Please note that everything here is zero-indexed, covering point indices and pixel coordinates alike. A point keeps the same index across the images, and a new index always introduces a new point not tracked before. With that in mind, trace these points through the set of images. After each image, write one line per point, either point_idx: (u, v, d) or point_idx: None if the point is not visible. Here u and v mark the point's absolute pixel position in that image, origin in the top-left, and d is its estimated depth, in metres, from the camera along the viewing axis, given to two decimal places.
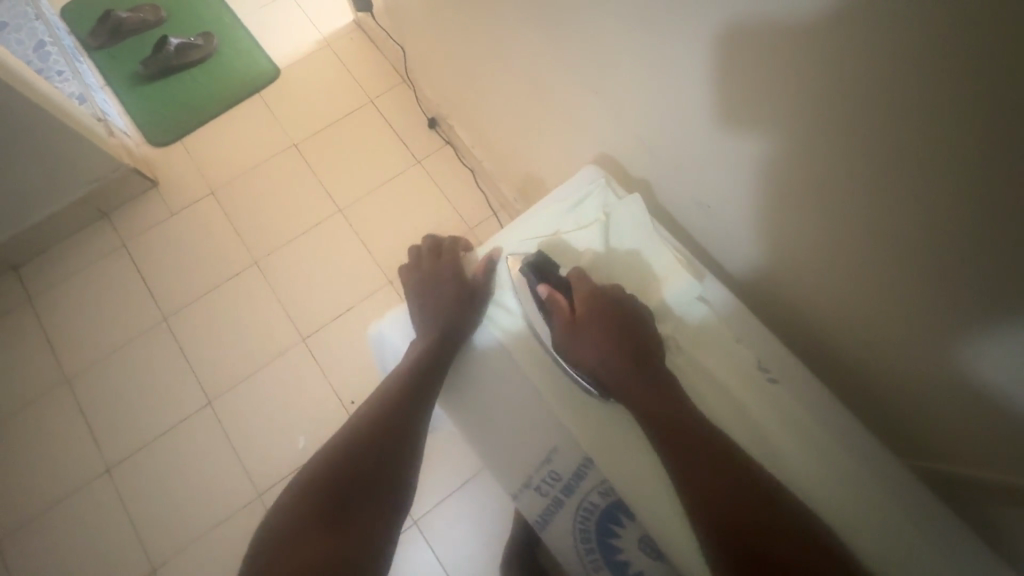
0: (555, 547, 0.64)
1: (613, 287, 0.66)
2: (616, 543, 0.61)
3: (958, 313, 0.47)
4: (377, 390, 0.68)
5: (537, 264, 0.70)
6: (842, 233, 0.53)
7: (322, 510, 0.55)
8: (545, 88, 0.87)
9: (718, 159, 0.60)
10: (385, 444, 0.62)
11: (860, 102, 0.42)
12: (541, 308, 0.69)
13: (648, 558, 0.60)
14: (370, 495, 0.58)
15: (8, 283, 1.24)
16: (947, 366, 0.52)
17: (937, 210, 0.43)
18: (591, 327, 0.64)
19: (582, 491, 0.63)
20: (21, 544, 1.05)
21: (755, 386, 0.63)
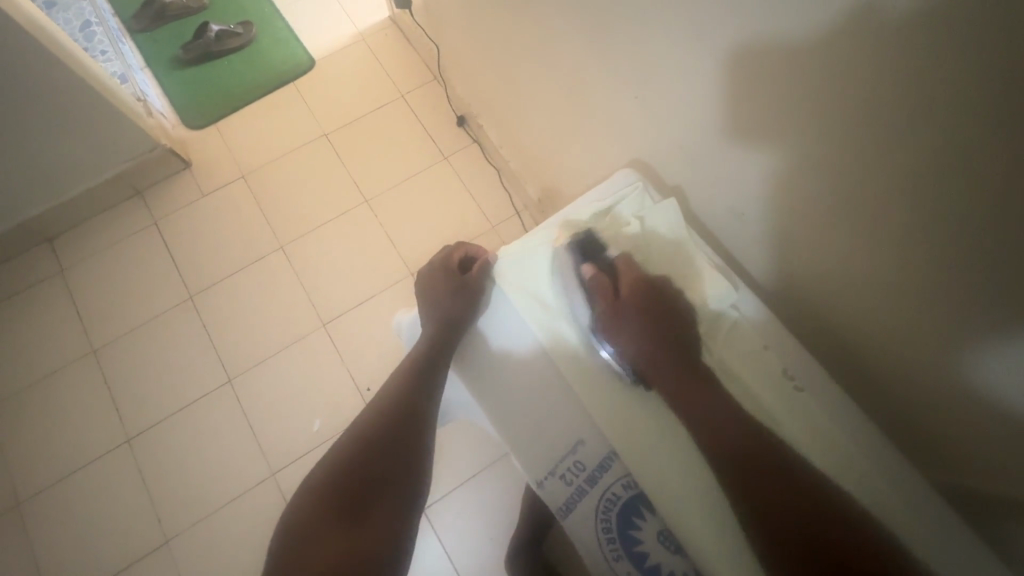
0: (576, 537, 0.58)
1: (660, 281, 0.62)
2: (636, 536, 0.56)
3: (1010, 319, 0.43)
4: (385, 386, 0.66)
5: (583, 242, 0.65)
6: (888, 229, 0.49)
7: (335, 510, 0.55)
8: (571, 85, 0.84)
9: (755, 150, 0.57)
10: (387, 450, 0.59)
11: (920, 81, 0.39)
12: (582, 289, 0.63)
13: (672, 554, 0.55)
14: (374, 503, 0.56)
15: (46, 253, 1.29)
16: (1001, 393, 0.47)
17: (999, 202, 0.39)
18: (632, 304, 0.60)
19: (605, 482, 0.57)
20: (45, 504, 1.08)
21: (781, 394, 0.58)
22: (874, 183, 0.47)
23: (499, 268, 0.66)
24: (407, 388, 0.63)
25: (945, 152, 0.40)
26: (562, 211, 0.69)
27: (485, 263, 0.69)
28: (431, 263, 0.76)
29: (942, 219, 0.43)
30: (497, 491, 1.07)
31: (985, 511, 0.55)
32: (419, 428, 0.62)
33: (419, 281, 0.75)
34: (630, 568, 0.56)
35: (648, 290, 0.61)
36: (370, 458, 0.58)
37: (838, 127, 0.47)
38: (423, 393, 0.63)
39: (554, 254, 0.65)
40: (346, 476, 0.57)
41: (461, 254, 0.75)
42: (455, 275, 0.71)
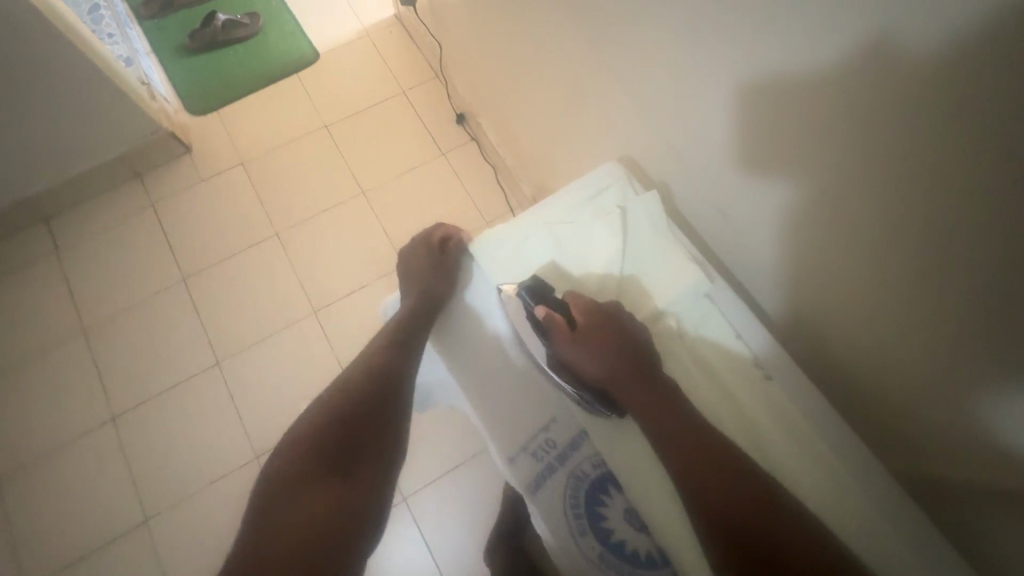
0: (542, 517, 0.58)
1: (609, 307, 0.58)
2: (602, 512, 0.57)
3: (961, 310, 0.44)
4: (365, 351, 0.67)
5: (532, 288, 0.60)
6: (850, 220, 0.49)
7: (316, 466, 0.55)
8: (567, 83, 0.85)
9: (731, 144, 0.58)
10: (368, 416, 0.60)
11: (871, 80, 0.41)
12: (541, 333, 0.59)
13: (637, 530, 0.56)
14: (356, 459, 0.58)
15: (41, 231, 1.30)
16: (954, 383, 0.48)
17: (943, 196, 0.40)
18: (591, 339, 0.56)
19: (576, 460, 0.59)
20: (26, 479, 1.08)
21: (750, 383, 0.59)
22: (845, 179, 0.47)
23: (492, 296, 0.65)
24: (389, 358, 0.64)
25: (905, 153, 0.41)
26: (541, 202, 0.68)
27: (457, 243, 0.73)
28: (412, 243, 0.77)
29: (900, 214, 0.44)
30: (480, 483, 1.08)
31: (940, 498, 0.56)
32: (398, 399, 0.63)
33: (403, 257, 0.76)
34: (594, 542, 0.57)
35: (601, 318, 0.57)
36: (355, 416, 0.59)
37: (816, 123, 0.47)
38: (406, 363, 0.64)
39: (509, 305, 0.62)
40: (328, 438, 0.57)
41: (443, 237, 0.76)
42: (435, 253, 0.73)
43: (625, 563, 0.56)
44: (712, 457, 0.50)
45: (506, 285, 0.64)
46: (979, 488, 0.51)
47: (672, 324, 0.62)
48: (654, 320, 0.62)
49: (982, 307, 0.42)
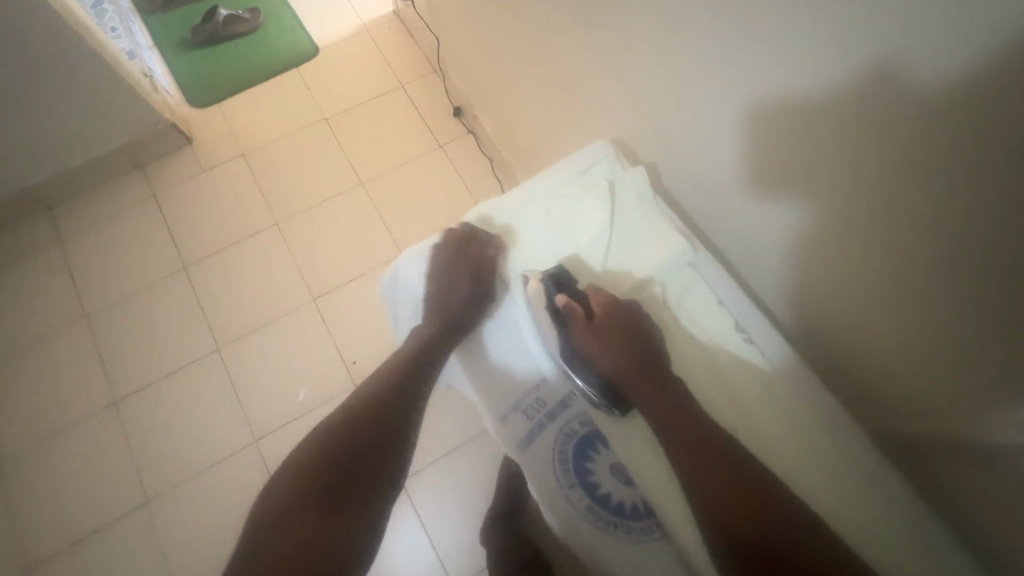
0: (531, 475, 0.59)
1: (625, 305, 0.61)
2: (589, 467, 0.58)
3: (928, 264, 0.47)
4: (378, 372, 0.67)
5: (554, 275, 0.62)
6: (828, 190, 0.52)
7: (313, 493, 0.55)
8: (560, 70, 0.88)
9: (715, 122, 0.61)
10: (376, 439, 0.60)
11: (843, 46, 0.44)
12: (556, 320, 0.61)
13: (623, 484, 0.58)
14: (354, 488, 0.57)
15: (44, 220, 1.32)
16: (923, 336, 0.51)
17: (911, 154, 0.43)
18: (606, 332, 0.59)
19: (565, 418, 0.60)
20: (28, 462, 1.10)
21: (731, 348, 0.62)
22: (822, 146, 0.50)
23: (513, 283, 0.65)
24: (400, 380, 0.64)
25: (875, 115, 0.44)
26: (533, 178, 0.69)
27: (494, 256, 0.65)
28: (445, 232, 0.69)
29: (870, 176, 0.47)
30: (476, 464, 1.10)
31: (911, 451, 0.59)
32: (407, 422, 0.63)
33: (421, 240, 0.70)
34: (583, 496, 0.57)
35: (618, 315, 0.60)
36: (357, 442, 0.59)
37: (795, 90, 0.50)
38: (417, 385, 0.64)
39: (528, 293, 0.62)
40: (333, 462, 0.58)
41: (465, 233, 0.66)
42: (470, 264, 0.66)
43: (612, 515, 0.56)
44: (722, 467, 0.51)
45: (529, 271, 0.64)
46: (943, 438, 0.54)
47: (659, 292, 0.64)
48: (639, 288, 0.65)
49: (949, 261, 0.45)
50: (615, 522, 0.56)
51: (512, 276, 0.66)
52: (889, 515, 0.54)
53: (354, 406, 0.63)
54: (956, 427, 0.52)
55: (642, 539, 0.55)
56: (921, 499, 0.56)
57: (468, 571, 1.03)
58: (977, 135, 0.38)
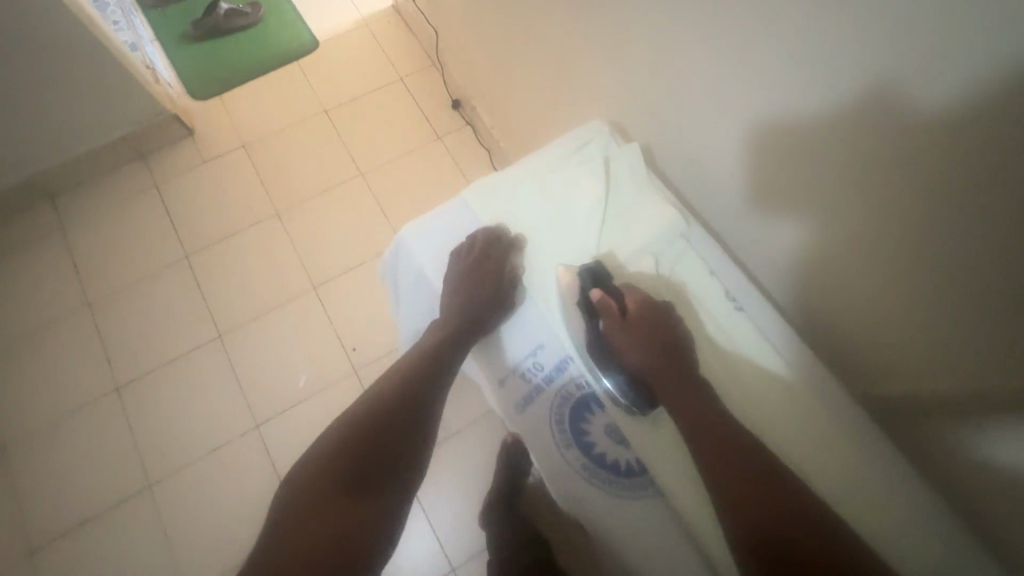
0: (528, 435, 0.60)
1: (661, 307, 0.60)
2: (585, 428, 0.59)
3: (911, 226, 0.47)
4: (393, 369, 0.65)
5: (593, 271, 0.61)
6: (815, 158, 0.53)
7: (323, 498, 0.54)
8: (557, 57, 0.90)
9: (705, 100, 0.62)
10: (394, 440, 0.58)
11: (824, 16, 0.45)
12: (588, 315, 0.60)
13: (617, 444, 0.58)
14: (367, 492, 0.55)
15: (46, 210, 1.33)
16: (910, 300, 0.51)
17: (893, 119, 0.44)
18: (641, 331, 0.58)
19: (562, 381, 0.61)
20: (32, 447, 1.11)
21: (725, 316, 0.62)
22: (809, 116, 0.51)
23: (548, 275, 0.64)
24: (420, 380, 0.62)
25: (856, 83, 0.45)
26: (531, 155, 0.71)
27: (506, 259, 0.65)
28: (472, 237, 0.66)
29: (855, 143, 0.48)
30: (475, 448, 1.11)
31: (900, 418, 0.58)
32: (425, 423, 0.61)
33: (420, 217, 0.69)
34: (578, 455, 0.58)
35: (654, 315, 0.59)
36: (370, 442, 0.57)
37: (779, 63, 0.51)
38: (437, 384, 0.63)
39: (562, 286, 0.62)
40: (349, 463, 0.56)
41: (485, 240, 0.65)
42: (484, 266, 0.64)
43: (607, 474, 0.57)
44: (747, 469, 0.49)
45: (564, 265, 0.63)
46: (932, 404, 0.53)
47: (649, 264, 0.64)
48: (632, 261, 0.64)
49: (931, 223, 0.45)
50: (611, 479, 0.57)
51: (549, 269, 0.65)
52: (880, 481, 0.55)
53: (371, 404, 0.61)
54: (943, 391, 0.52)
55: (638, 495, 0.56)
56: (912, 466, 0.56)
57: (466, 553, 1.04)
58: (954, 95, 0.39)
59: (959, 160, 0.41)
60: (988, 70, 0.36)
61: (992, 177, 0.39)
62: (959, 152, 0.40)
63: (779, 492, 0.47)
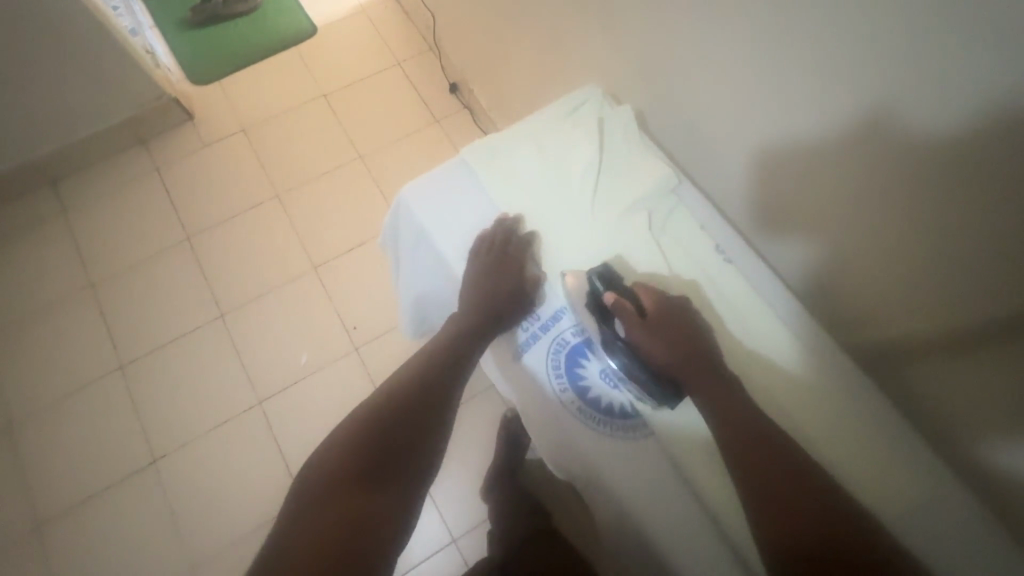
0: (527, 378, 0.63)
1: (677, 302, 0.58)
2: (581, 373, 0.61)
3: (893, 171, 0.50)
4: (407, 367, 0.61)
5: (601, 274, 0.60)
6: (805, 109, 0.55)
7: (338, 493, 0.48)
8: (551, 31, 0.91)
9: (699, 62, 0.64)
10: (407, 432, 0.54)
11: None
12: (603, 318, 0.59)
13: (612, 386, 0.60)
14: (384, 487, 0.50)
15: (48, 194, 1.34)
16: (890, 247, 0.54)
17: (879, 66, 0.46)
18: (660, 329, 0.56)
19: (559, 328, 0.63)
20: (37, 424, 1.13)
21: (716, 267, 0.65)
22: (799, 69, 0.53)
23: (553, 282, 0.65)
24: (431, 373, 0.59)
25: (844, 34, 0.48)
26: (526, 119, 0.73)
27: (522, 252, 0.64)
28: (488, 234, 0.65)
29: (843, 94, 0.51)
30: (475, 421, 1.13)
31: (881, 364, 0.61)
32: (441, 413, 0.58)
33: (419, 177, 0.69)
34: (574, 398, 0.60)
35: (670, 313, 0.57)
36: (387, 435, 0.53)
37: (769, 20, 0.53)
38: (449, 375, 0.60)
39: (570, 293, 0.62)
40: (358, 459, 0.51)
41: (506, 236, 0.64)
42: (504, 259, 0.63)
43: (601, 415, 0.59)
44: (781, 480, 0.47)
45: (567, 270, 0.64)
46: (913, 347, 0.56)
47: (643, 219, 0.66)
48: (627, 217, 0.66)
49: (911, 167, 0.48)
50: (604, 420, 0.59)
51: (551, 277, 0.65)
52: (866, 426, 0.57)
53: (381, 399, 0.57)
54: (922, 332, 0.55)
55: (631, 436, 0.58)
56: (895, 410, 0.59)
57: (466, 524, 1.06)
58: (935, 41, 0.41)
59: (943, 106, 0.43)
60: (969, 11, 0.39)
61: (971, 116, 0.42)
62: (940, 98, 0.43)
63: (813, 504, 0.45)
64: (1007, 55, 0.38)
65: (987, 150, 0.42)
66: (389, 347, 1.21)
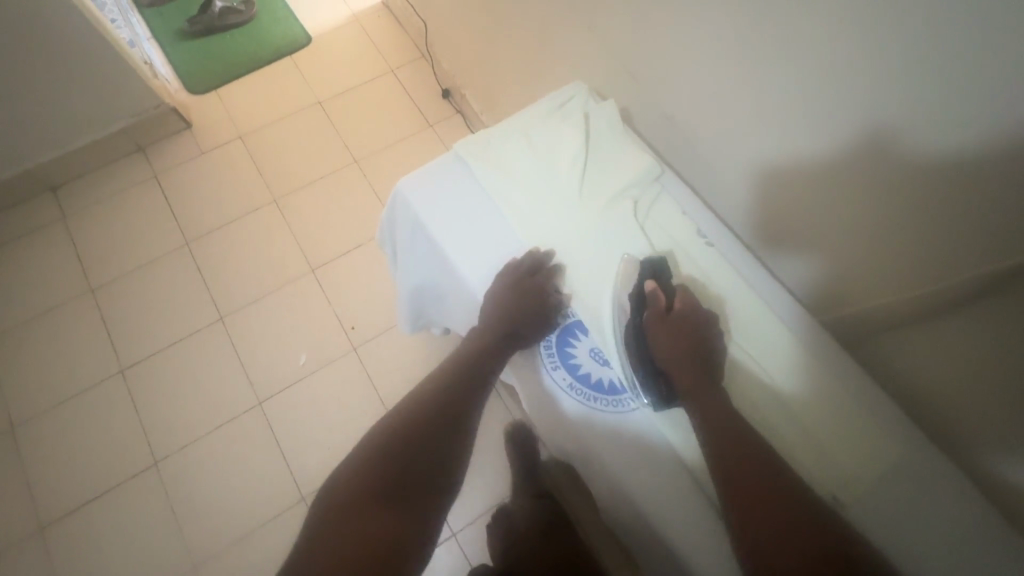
0: (522, 357, 0.67)
1: (706, 315, 0.61)
2: (571, 350, 0.65)
3: (872, 149, 0.53)
4: (430, 381, 0.62)
5: (652, 264, 0.64)
6: (785, 96, 0.59)
7: (364, 506, 0.49)
8: (540, 34, 0.95)
9: (683, 56, 0.68)
10: (431, 448, 0.54)
11: None
12: (636, 302, 0.62)
13: (600, 364, 0.64)
14: (408, 502, 0.50)
15: (47, 201, 1.36)
16: (877, 219, 0.57)
17: (852, 51, 0.50)
18: (676, 328, 0.59)
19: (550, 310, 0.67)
20: (38, 427, 1.14)
21: (697, 249, 0.68)
22: (778, 58, 0.57)
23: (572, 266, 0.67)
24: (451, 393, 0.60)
25: (818, 24, 0.52)
26: (515, 114, 0.77)
27: (543, 273, 0.65)
28: (520, 263, 0.66)
29: (819, 80, 0.55)
30: None
31: (865, 336, 0.65)
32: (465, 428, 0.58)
33: (424, 167, 0.73)
34: (564, 373, 0.64)
35: (697, 318, 0.60)
36: (413, 450, 0.53)
37: (749, 14, 0.57)
38: (471, 394, 0.60)
39: (616, 275, 0.65)
40: (383, 474, 0.51)
41: (534, 264, 0.66)
42: (529, 284, 0.64)
43: (590, 392, 0.62)
44: (762, 482, 0.47)
45: (628, 256, 0.66)
46: (901, 316, 0.59)
47: (628, 206, 0.69)
48: (613, 202, 0.69)
49: (890, 145, 0.52)
50: (594, 397, 0.62)
51: (556, 266, 0.66)
52: (853, 396, 0.59)
53: (407, 413, 0.57)
54: (900, 298, 0.59)
55: (615, 410, 0.61)
56: (876, 383, 0.62)
57: (466, 518, 1.08)
58: (903, 25, 0.45)
59: (913, 85, 0.47)
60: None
61: (940, 92, 0.45)
62: (912, 77, 0.47)
63: (796, 511, 0.45)
64: (967, 34, 0.42)
65: (958, 123, 0.45)
66: (387, 345, 1.23)
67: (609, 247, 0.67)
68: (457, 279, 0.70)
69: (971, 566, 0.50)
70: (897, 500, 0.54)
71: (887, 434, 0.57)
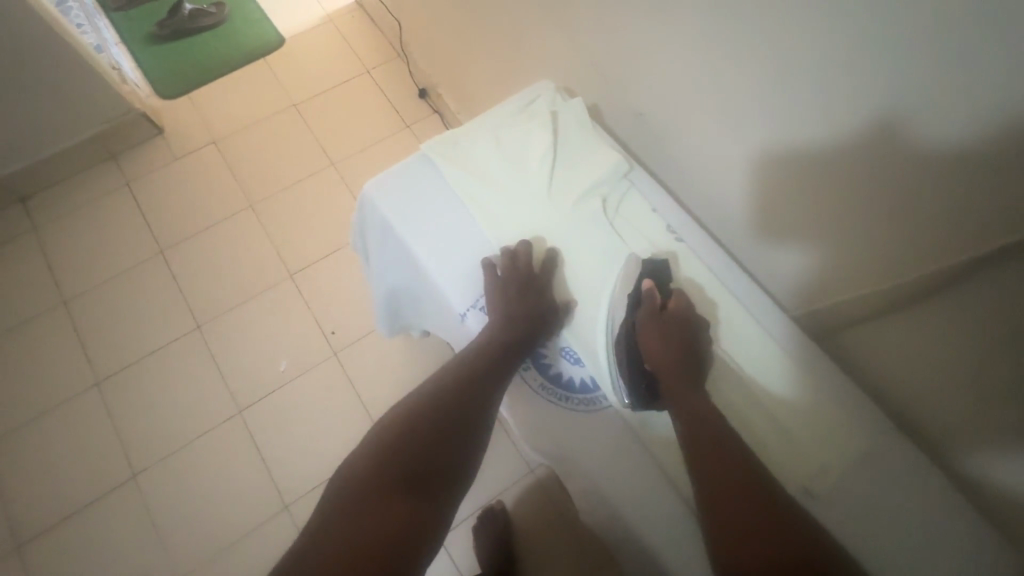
0: None
1: (697, 321, 0.60)
2: (544, 353, 0.66)
3: (838, 142, 0.53)
4: (438, 380, 0.61)
5: (653, 267, 0.64)
6: (751, 90, 0.59)
7: (371, 498, 0.48)
8: (511, 31, 0.94)
9: (652, 52, 0.67)
10: (441, 447, 0.54)
11: None
12: (632, 299, 0.61)
13: (574, 363, 0.64)
14: (417, 496, 0.49)
15: (16, 213, 1.33)
16: (846, 212, 0.57)
17: (814, 45, 0.50)
18: (670, 329, 0.58)
19: None
20: (11, 444, 1.12)
21: (668, 245, 0.68)
22: (742, 51, 0.57)
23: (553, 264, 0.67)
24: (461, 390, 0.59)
25: (780, 17, 0.51)
26: (485, 114, 0.76)
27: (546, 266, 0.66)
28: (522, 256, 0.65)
29: (783, 74, 0.54)
30: None
31: (836, 329, 0.65)
32: (476, 427, 0.57)
33: (403, 165, 0.72)
34: (536, 374, 0.65)
35: (688, 322, 0.59)
36: (421, 445, 0.53)
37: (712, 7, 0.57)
38: (484, 394, 0.59)
39: (618, 271, 0.64)
40: (391, 469, 0.50)
41: (529, 259, 0.65)
42: (529, 279, 0.63)
43: (562, 391, 0.64)
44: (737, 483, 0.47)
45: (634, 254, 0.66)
46: (878, 310, 0.58)
47: (598, 204, 0.69)
48: (583, 200, 0.69)
49: (855, 138, 0.52)
50: (566, 396, 0.64)
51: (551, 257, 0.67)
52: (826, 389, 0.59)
53: (414, 410, 0.56)
54: (871, 291, 0.58)
55: (585, 410, 0.63)
56: (848, 376, 0.62)
57: None
58: (863, 18, 0.45)
59: (874, 77, 0.47)
60: None
61: (900, 85, 0.45)
62: (872, 70, 0.47)
63: (774, 521, 0.44)
64: (922, 27, 0.42)
65: (917, 115, 0.45)
66: (368, 349, 1.22)
67: (580, 247, 0.67)
68: (429, 281, 0.70)
69: (940, 551, 0.51)
70: (870, 491, 0.55)
71: (858, 424, 0.57)
